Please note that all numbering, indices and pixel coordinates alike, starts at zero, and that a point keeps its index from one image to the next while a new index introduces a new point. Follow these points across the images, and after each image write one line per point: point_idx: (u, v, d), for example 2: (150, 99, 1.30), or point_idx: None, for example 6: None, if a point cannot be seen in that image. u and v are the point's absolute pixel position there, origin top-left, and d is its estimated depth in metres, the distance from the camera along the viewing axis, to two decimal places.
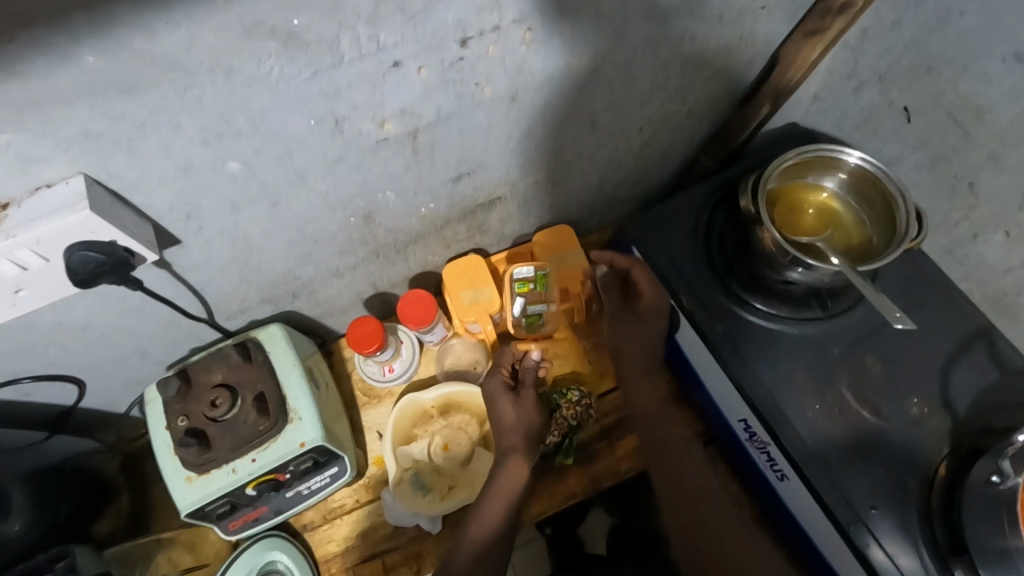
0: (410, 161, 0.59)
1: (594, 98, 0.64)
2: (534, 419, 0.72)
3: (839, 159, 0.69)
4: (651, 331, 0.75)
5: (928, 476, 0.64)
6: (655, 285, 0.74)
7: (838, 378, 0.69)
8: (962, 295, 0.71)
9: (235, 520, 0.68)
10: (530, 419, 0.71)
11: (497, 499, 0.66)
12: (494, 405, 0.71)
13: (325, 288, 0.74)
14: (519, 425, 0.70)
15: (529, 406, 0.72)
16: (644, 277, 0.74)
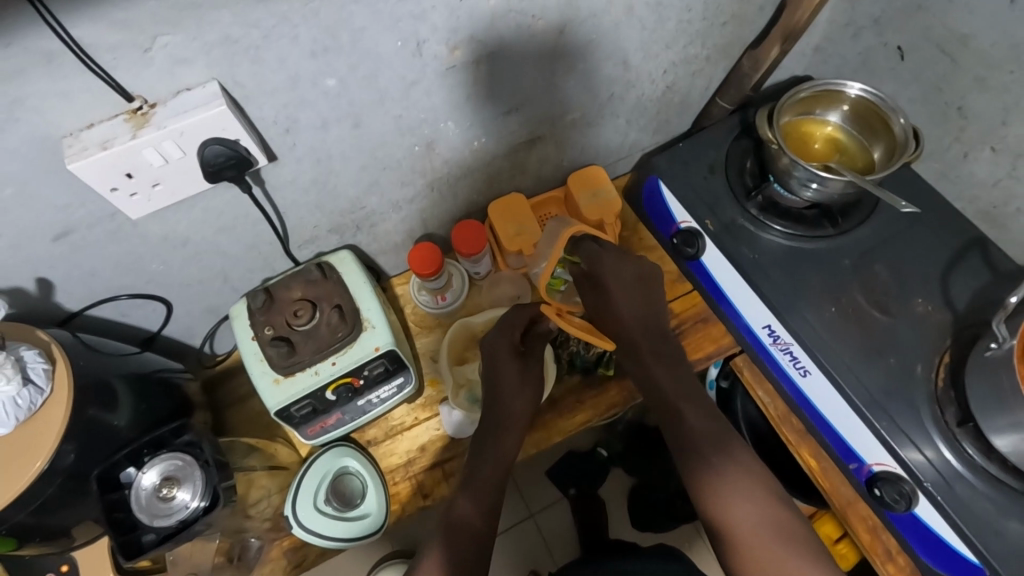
0: (471, 90, 0.68)
1: (626, 38, 0.73)
2: (529, 390, 0.78)
3: (841, 91, 0.78)
4: (642, 302, 0.79)
5: (935, 363, 0.72)
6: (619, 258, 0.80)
7: (849, 285, 0.77)
8: (955, 210, 0.80)
9: (313, 427, 0.74)
10: (525, 389, 0.77)
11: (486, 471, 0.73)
12: (498, 367, 0.77)
13: (385, 221, 0.82)
14: (513, 398, 0.76)
15: (521, 375, 0.77)
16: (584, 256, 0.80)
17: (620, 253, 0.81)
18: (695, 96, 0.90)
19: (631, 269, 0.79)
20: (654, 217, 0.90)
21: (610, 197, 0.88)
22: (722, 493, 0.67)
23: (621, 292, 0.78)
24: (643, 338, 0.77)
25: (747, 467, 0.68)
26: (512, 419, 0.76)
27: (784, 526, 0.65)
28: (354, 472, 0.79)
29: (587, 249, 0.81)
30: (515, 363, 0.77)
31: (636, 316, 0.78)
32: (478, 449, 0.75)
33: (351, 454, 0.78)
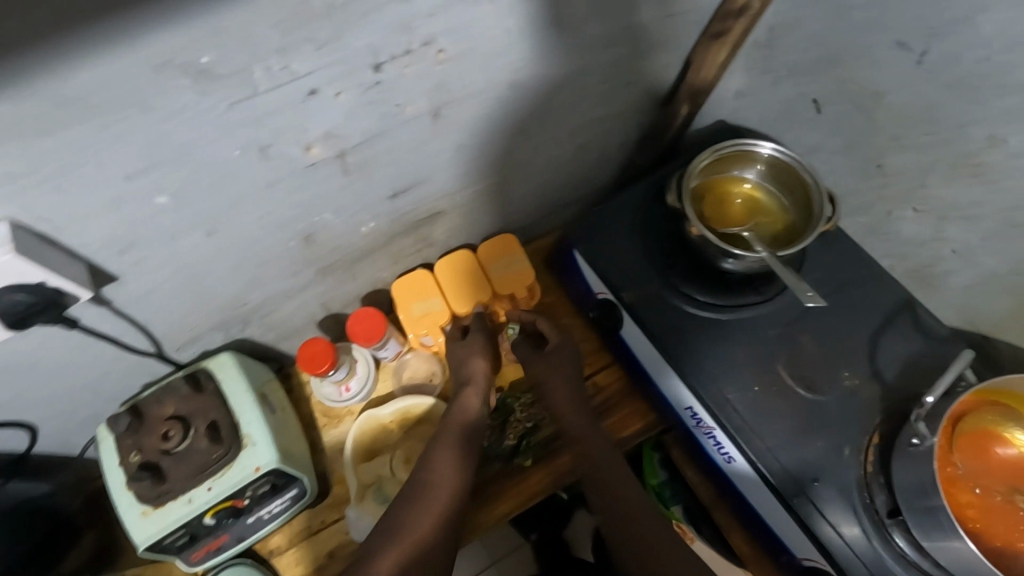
0: (343, 181, 0.61)
1: (518, 109, 0.67)
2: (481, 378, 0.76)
3: (754, 151, 0.73)
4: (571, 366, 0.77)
5: (863, 445, 0.67)
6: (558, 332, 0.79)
7: (775, 360, 0.72)
8: (883, 270, 0.75)
9: (197, 553, 0.68)
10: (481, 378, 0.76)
11: (443, 460, 0.68)
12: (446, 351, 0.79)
13: (277, 309, 0.75)
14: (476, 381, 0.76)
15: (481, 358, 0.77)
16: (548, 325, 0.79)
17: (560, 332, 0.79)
18: (611, 152, 0.84)
19: (566, 345, 0.78)
20: (573, 284, 0.84)
21: (520, 267, 0.81)
22: (619, 495, 0.67)
23: (554, 355, 0.77)
24: (565, 396, 0.75)
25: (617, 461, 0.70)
26: (470, 407, 0.73)
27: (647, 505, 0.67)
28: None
29: (539, 320, 0.79)
30: (457, 346, 0.78)
31: (561, 371, 0.77)
32: (435, 437, 0.71)
33: None
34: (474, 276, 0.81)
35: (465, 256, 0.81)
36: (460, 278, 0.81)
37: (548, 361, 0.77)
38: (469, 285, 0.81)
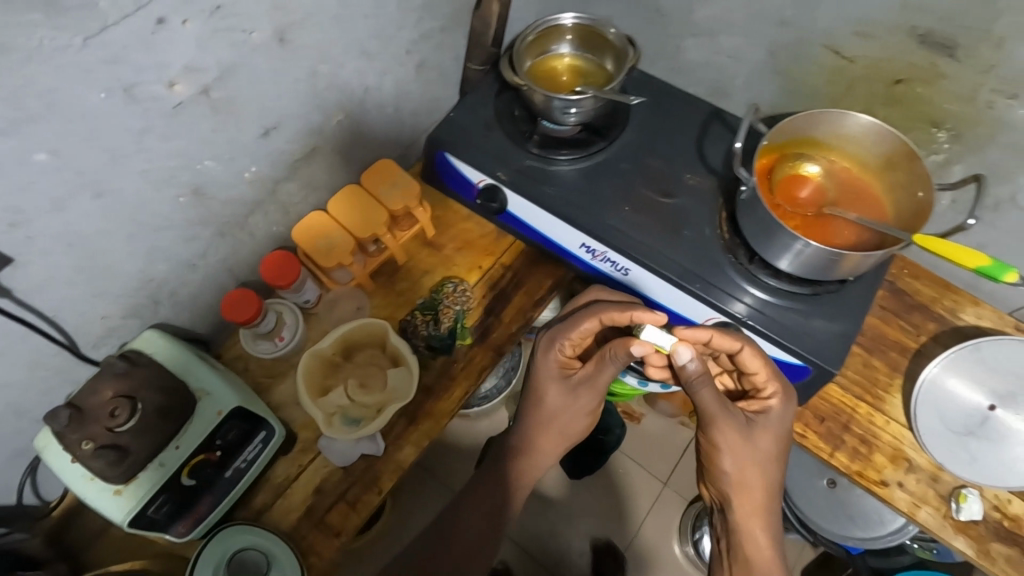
0: (214, 122, 0.64)
1: (355, 28, 0.73)
2: (570, 416, 0.82)
3: (559, 25, 0.85)
4: (786, 435, 0.76)
5: (717, 222, 0.83)
6: (765, 366, 0.74)
7: (635, 184, 0.86)
8: (689, 94, 0.92)
9: (186, 520, 0.67)
10: (575, 405, 0.81)
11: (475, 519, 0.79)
12: (540, 386, 0.81)
13: (186, 285, 0.76)
14: (573, 411, 0.81)
15: (565, 408, 0.81)
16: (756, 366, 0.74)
17: (784, 392, 0.75)
18: (451, 67, 0.94)
19: (779, 413, 0.74)
20: (453, 186, 0.92)
21: (406, 183, 0.87)
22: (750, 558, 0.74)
23: (757, 430, 0.74)
24: (747, 487, 0.74)
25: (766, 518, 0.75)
26: (538, 445, 0.82)
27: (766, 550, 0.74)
28: (232, 556, 0.69)
29: (749, 350, 0.73)
30: (558, 387, 0.80)
31: (771, 459, 0.74)
32: (489, 483, 0.82)
33: (211, 550, 0.68)
34: (366, 202, 0.86)
35: (354, 189, 0.86)
36: (353, 207, 0.85)
37: (742, 432, 0.73)
38: (366, 212, 0.86)
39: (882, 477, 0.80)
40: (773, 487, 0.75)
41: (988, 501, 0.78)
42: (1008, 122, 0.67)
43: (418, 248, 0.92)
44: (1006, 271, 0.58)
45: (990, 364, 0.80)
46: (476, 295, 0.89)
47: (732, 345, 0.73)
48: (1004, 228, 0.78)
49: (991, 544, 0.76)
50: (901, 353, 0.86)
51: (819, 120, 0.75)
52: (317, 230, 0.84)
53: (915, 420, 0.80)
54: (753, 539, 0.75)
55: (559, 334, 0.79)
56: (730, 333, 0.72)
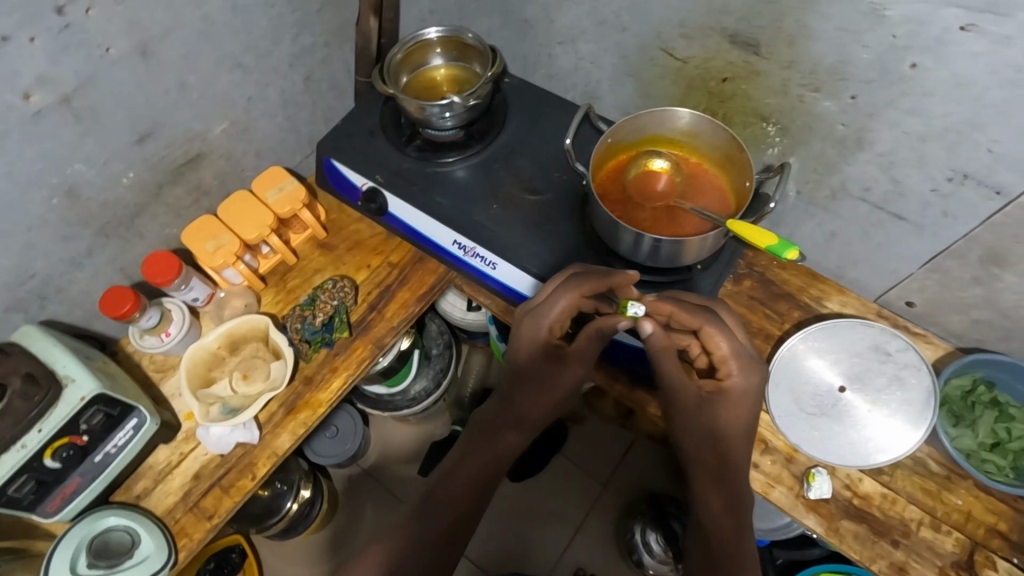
0: (78, 129, 0.71)
1: (225, 42, 0.79)
2: (559, 390, 0.78)
3: (427, 39, 0.91)
4: (752, 412, 0.72)
5: (579, 217, 0.88)
6: (731, 342, 0.71)
7: (505, 183, 0.91)
8: (564, 100, 0.97)
9: (52, 500, 0.73)
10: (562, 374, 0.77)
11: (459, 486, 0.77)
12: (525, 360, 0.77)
13: (72, 282, 0.81)
14: (558, 378, 0.77)
15: (553, 381, 0.77)
16: (720, 344, 0.71)
17: (744, 369, 0.71)
18: (342, 79, 1.00)
19: (739, 391, 0.71)
20: (342, 191, 0.97)
21: (291, 188, 0.93)
22: (718, 542, 0.71)
23: (722, 405, 0.71)
24: (705, 460, 0.72)
25: (737, 498, 0.72)
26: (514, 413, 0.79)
27: (735, 536, 0.71)
28: (97, 535, 0.74)
29: (710, 328, 0.71)
30: (544, 362, 0.77)
31: (725, 435, 0.71)
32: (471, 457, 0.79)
33: (76, 531, 0.74)
34: (254, 205, 0.91)
35: (243, 194, 0.92)
36: (241, 210, 0.90)
37: (703, 406, 0.71)
38: (254, 214, 0.91)
39: None
40: (733, 463, 0.72)
41: (839, 480, 0.80)
42: (818, 114, 0.72)
43: (310, 249, 0.97)
44: (789, 248, 0.65)
45: (839, 345, 0.84)
46: (360, 292, 0.93)
47: (696, 324, 0.71)
48: (846, 215, 0.81)
49: (840, 521, 0.78)
50: (766, 340, 0.88)
51: (654, 122, 0.81)
52: (206, 232, 0.89)
53: (767, 403, 0.83)
54: (722, 522, 0.71)
55: (544, 310, 0.75)
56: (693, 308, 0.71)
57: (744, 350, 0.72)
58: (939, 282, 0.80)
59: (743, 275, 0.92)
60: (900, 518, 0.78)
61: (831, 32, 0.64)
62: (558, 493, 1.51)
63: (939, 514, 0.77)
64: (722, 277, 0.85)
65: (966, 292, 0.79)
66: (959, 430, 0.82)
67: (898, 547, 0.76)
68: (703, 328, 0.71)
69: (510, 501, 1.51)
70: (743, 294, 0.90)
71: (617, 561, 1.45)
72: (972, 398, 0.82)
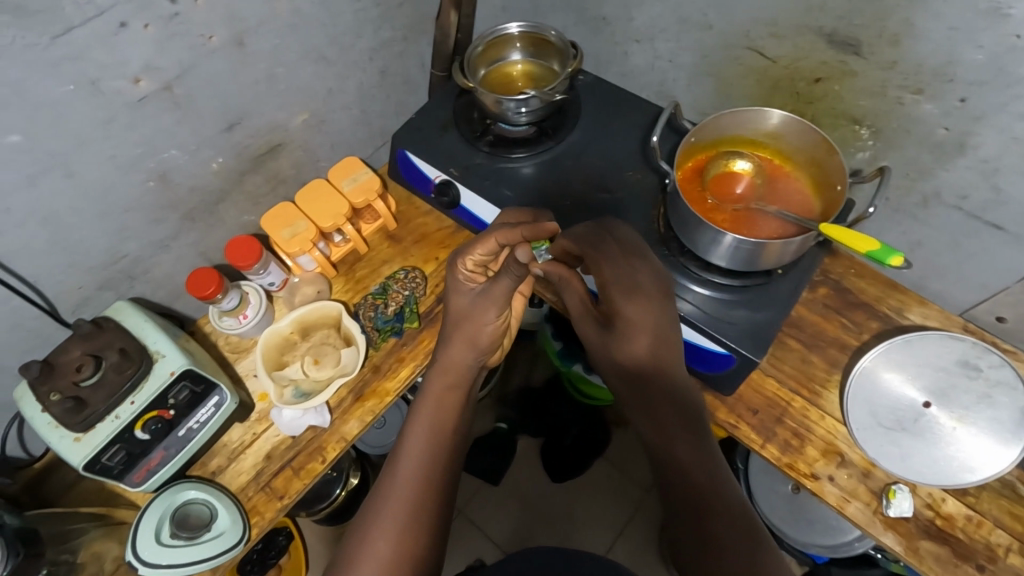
0: (177, 115, 0.73)
1: (312, 34, 0.81)
2: (487, 328, 0.80)
3: (508, 33, 0.92)
4: (651, 337, 0.72)
5: (653, 216, 0.87)
6: (611, 266, 0.71)
7: (577, 180, 0.91)
8: (637, 98, 0.96)
9: (137, 471, 0.75)
10: (478, 316, 0.80)
11: (416, 433, 0.75)
12: (451, 299, 0.82)
13: (158, 264, 0.84)
14: (474, 319, 0.80)
15: (480, 316, 0.80)
16: (598, 268, 0.71)
17: (628, 293, 0.71)
18: (415, 73, 1.01)
19: (627, 315, 0.71)
20: (414, 183, 0.98)
21: (365, 178, 0.95)
22: (670, 467, 0.71)
23: (617, 331, 0.73)
24: (634, 390, 0.74)
25: (675, 427, 0.72)
26: (454, 358, 0.80)
27: (680, 461, 0.70)
28: (179, 507, 0.77)
29: (588, 254, 0.71)
30: (464, 297, 0.81)
31: (636, 362, 0.73)
32: (415, 408, 0.78)
33: (158, 503, 0.75)
34: (330, 194, 0.93)
35: (320, 183, 0.94)
36: (318, 198, 0.93)
37: (605, 334, 0.74)
38: (329, 203, 0.93)
39: (813, 470, 0.79)
40: (658, 389, 0.72)
41: (920, 498, 0.77)
42: (917, 118, 0.69)
43: (378, 239, 0.99)
44: (892, 256, 0.61)
45: (922, 359, 0.81)
46: (429, 283, 0.93)
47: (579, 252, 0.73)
48: (936, 224, 0.78)
49: (920, 542, 0.75)
50: (841, 350, 0.85)
51: (739, 120, 0.79)
52: (283, 219, 0.91)
53: (844, 413, 0.81)
54: (664, 448, 0.72)
55: (462, 252, 0.79)
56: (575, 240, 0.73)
57: (632, 272, 0.71)
58: None
59: (819, 282, 0.90)
60: (986, 542, 0.74)
61: (939, 33, 0.62)
62: (602, 495, 1.50)
63: None
64: (803, 284, 0.82)
65: None
66: None
67: (983, 573, 0.73)
68: (586, 255, 0.72)
69: (552, 502, 1.50)
70: (818, 301, 0.88)
71: (660, 567, 1.43)
72: None
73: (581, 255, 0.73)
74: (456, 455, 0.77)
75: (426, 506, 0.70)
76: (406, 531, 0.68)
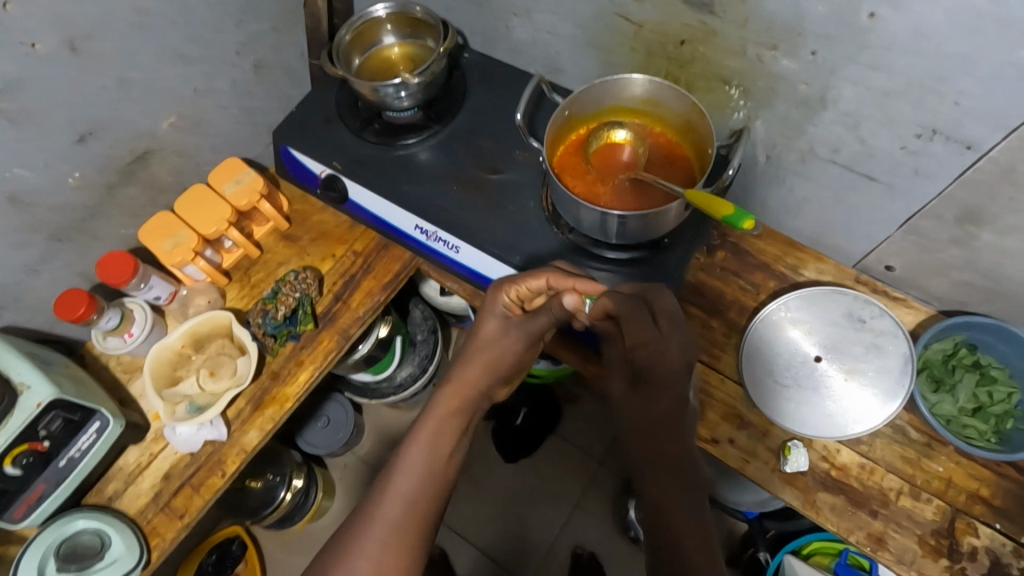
0: (12, 131, 0.68)
1: (162, 32, 0.76)
2: (505, 366, 0.75)
3: (376, 16, 0.88)
4: (673, 399, 0.63)
5: (542, 193, 0.85)
6: (648, 327, 0.66)
7: (465, 164, 0.88)
8: (524, 74, 0.93)
9: (16, 506, 0.73)
10: (505, 344, 0.75)
11: (413, 452, 0.66)
12: (480, 320, 0.77)
13: (27, 290, 0.80)
14: (499, 348, 0.75)
15: (503, 354, 0.75)
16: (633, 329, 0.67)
17: (656, 354, 0.65)
18: (295, 65, 0.96)
19: (656, 380, 0.64)
20: (300, 179, 0.95)
21: (249, 179, 0.90)
22: (656, 515, 0.59)
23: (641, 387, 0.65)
24: (650, 449, 0.62)
25: (678, 482, 0.60)
26: (466, 376, 0.73)
27: (664, 516, 0.58)
28: (68, 538, 0.75)
29: (631, 313, 0.67)
30: (494, 322, 0.76)
31: (648, 414, 0.64)
32: (416, 423, 0.69)
33: (46, 534, 0.74)
34: (210, 198, 0.89)
35: (198, 188, 0.89)
36: (196, 204, 0.88)
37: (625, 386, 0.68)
38: (209, 209, 0.88)
39: (714, 435, 0.79)
40: (674, 449, 0.62)
41: (816, 452, 0.78)
42: (779, 75, 0.68)
43: (271, 240, 0.95)
44: (745, 219, 0.65)
45: (816, 315, 0.82)
46: (325, 282, 0.91)
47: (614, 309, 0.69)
48: (816, 180, 0.78)
49: (818, 494, 0.76)
50: (741, 313, 0.85)
51: (609, 92, 0.78)
52: (162, 230, 0.87)
53: (741, 374, 0.81)
54: (666, 507, 0.59)
55: (509, 280, 0.76)
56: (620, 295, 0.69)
57: (667, 333, 0.66)
58: (917, 245, 0.77)
59: (717, 245, 0.88)
60: (879, 488, 0.76)
61: None
62: (554, 473, 1.50)
63: (919, 482, 0.76)
64: (693, 250, 0.83)
65: (945, 253, 0.75)
66: (939, 396, 0.79)
67: (876, 518, 0.74)
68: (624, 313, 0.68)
69: (504, 484, 1.50)
70: (716, 266, 0.87)
71: (614, 537, 1.44)
72: (954, 361, 0.80)
73: (618, 314, 0.69)
74: (455, 480, 0.67)
75: (412, 538, 0.61)
76: (388, 559, 0.59)
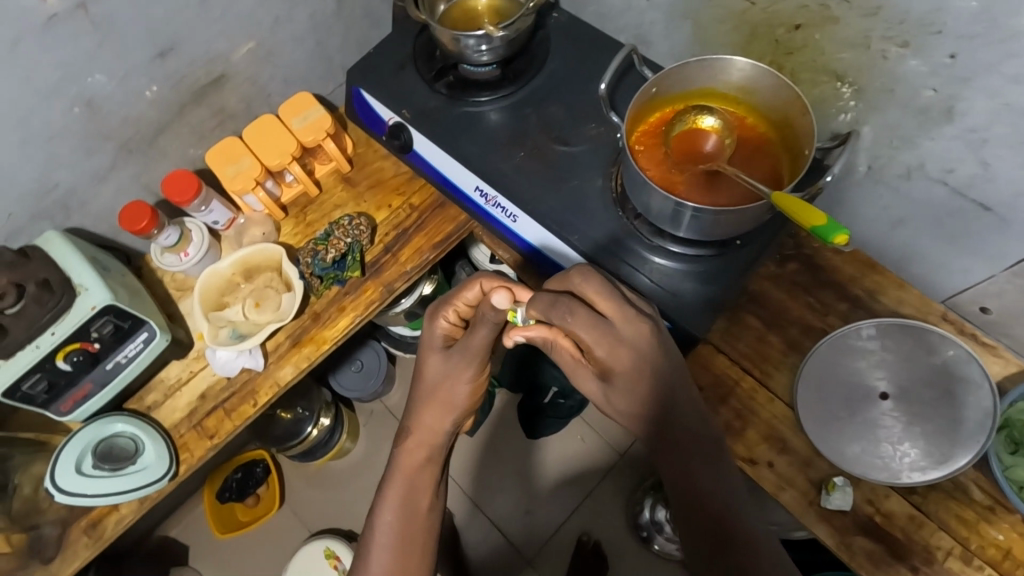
0: (96, 37, 0.69)
1: None
2: (459, 397, 0.67)
3: None
4: (659, 382, 0.58)
5: (611, 172, 0.81)
6: (594, 325, 0.58)
7: (535, 130, 0.84)
8: (613, 42, 0.87)
9: (64, 400, 0.77)
10: (452, 378, 0.67)
11: (385, 512, 0.65)
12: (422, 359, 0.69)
13: (94, 196, 0.82)
14: (448, 381, 0.67)
15: (454, 388, 0.67)
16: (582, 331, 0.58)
17: (613, 351, 0.58)
18: (377, 4, 0.94)
19: (625, 366, 0.58)
20: (367, 123, 0.93)
21: (317, 117, 0.89)
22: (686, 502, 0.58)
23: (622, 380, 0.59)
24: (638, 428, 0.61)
25: (705, 476, 0.58)
26: (424, 423, 0.68)
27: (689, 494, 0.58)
28: (103, 440, 0.78)
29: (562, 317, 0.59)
30: (437, 355, 0.68)
31: (644, 405, 0.59)
32: (386, 480, 0.68)
33: (84, 430, 0.78)
34: (277, 130, 0.88)
35: (267, 118, 0.88)
36: (264, 134, 0.87)
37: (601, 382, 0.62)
38: (274, 141, 0.87)
39: (752, 455, 0.75)
40: (685, 438, 0.59)
41: (862, 494, 0.72)
42: (902, 76, 0.61)
43: (331, 181, 0.94)
44: (837, 233, 0.58)
45: (889, 349, 0.75)
46: (377, 233, 0.90)
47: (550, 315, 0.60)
48: (919, 201, 0.70)
49: (855, 537, 0.71)
50: (804, 333, 0.79)
51: (704, 73, 0.71)
52: (228, 155, 0.87)
53: (793, 396, 0.76)
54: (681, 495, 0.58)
55: (441, 303, 0.68)
56: (552, 296, 0.60)
57: (626, 326, 0.58)
58: (1022, 290, 0.69)
59: (790, 256, 0.81)
60: (925, 544, 0.70)
61: None
62: (574, 458, 1.48)
63: (972, 547, 0.69)
64: (761, 258, 0.77)
65: None
66: (1016, 459, 0.72)
67: None
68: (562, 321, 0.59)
69: (523, 460, 1.50)
70: (785, 277, 0.80)
71: (625, 535, 1.42)
72: None
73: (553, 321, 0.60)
74: (434, 533, 0.67)
75: None
76: None
